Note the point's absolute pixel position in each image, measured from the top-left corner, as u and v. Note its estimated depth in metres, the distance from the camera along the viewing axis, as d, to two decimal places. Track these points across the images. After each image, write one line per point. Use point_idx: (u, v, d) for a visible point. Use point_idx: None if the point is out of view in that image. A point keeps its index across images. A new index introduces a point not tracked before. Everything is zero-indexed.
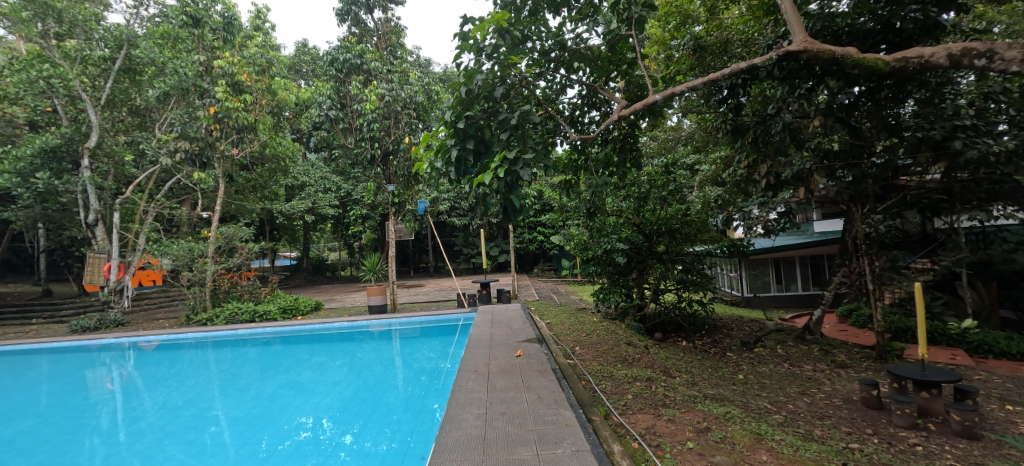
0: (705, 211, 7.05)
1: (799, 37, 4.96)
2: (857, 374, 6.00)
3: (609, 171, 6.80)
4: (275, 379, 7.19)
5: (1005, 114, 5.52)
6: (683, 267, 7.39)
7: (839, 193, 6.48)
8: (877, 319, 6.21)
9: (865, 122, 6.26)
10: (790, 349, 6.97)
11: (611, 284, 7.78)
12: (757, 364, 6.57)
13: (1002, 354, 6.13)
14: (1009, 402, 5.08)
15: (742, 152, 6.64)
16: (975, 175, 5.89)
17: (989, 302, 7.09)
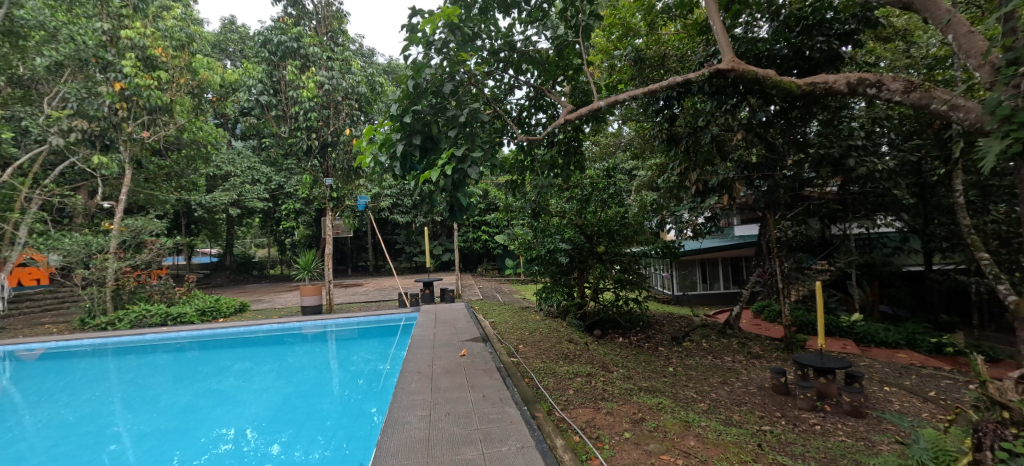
0: (642, 214, 7.48)
1: (728, 57, 5.40)
2: (768, 363, 6.69)
3: (554, 173, 6.91)
4: (191, 389, 6.51)
5: (886, 137, 6.68)
6: (620, 267, 7.68)
7: (756, 201, 7.04)
8: (785, 314, 6.97)
9: (779, 138, 6.97)
10: (713, 343, 7.60)
11: (553, 283, 8.00)
12: (686, 357, 7.10)
13: (881, 343, 7.15)
14: (886, 384, 5.95)
15: (675, 160, 7.13)
16: (865, 188, 6.77)
17: (872, 299, 8.17)
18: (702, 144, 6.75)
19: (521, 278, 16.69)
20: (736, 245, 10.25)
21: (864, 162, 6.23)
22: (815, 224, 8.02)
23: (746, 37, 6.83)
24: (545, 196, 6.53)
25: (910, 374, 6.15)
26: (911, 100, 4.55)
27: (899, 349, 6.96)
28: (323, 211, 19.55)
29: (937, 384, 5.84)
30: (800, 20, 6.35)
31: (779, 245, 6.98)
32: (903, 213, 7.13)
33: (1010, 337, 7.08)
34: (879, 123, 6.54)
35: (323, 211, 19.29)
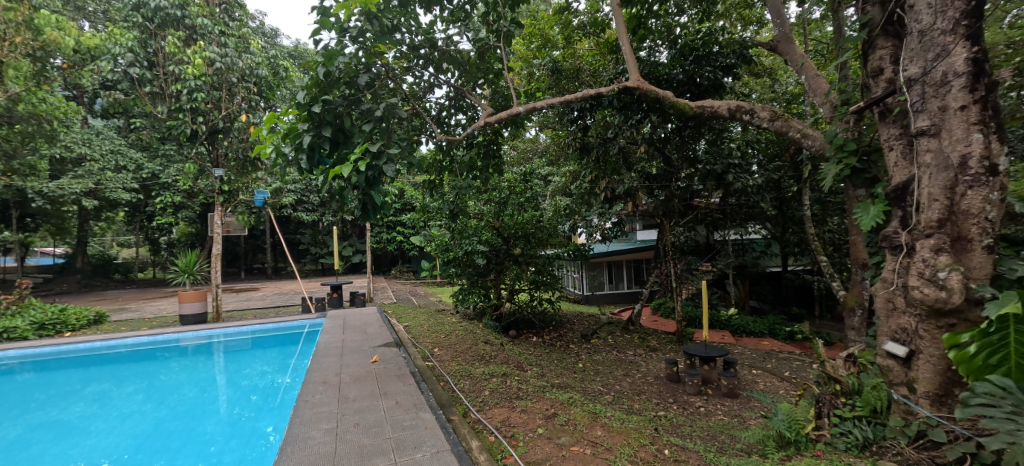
0: (556, 217, 7.80)
1: (636, 76, 5.85)
2: (663, 355, 7.42)
3: (473, 175, 6.90)
4: (20, 420, 5.24)
5: (756, 158, 7.83)
6: (535, 268, 7.90)
7: (655, 208, 7.82)
8: (677, 310, 7.79)
9: (674, 153, 7.65)
10: (617, 338, 8.21)
11: (470, 285, 7.98)
12: (593, 353, 7.54)
13: (750, 332, 8.35)
14: (754, 367, 6.97)
15: (586, 168, 7.54)
16: (739, 200, 7.78)
17: (744, 296, 9.41)
18: (611, 154, 7.25)
19: (436, 279, 16.40)
20: (636, 249, 11.16)
21: (740, 178, 7.24)
22: (702, 230, 9.10)
23: (648, 60, 7.44)
24: (463, 197, 6.48)
25: (772, 358, 7.26)
26: (774, 128, 4.81)
27: (763, 337, 8.19)
28: (212, 204, 17.43)
29: (792, 365, 6.98)
30: (692, 49, 7.11)
31: (673, 249, 7.82)
32: (767, 222, 8.45)
33: (839, 324, 8.98)
34: (750, 145, 7.62)
35: (212, 204, 17.27)
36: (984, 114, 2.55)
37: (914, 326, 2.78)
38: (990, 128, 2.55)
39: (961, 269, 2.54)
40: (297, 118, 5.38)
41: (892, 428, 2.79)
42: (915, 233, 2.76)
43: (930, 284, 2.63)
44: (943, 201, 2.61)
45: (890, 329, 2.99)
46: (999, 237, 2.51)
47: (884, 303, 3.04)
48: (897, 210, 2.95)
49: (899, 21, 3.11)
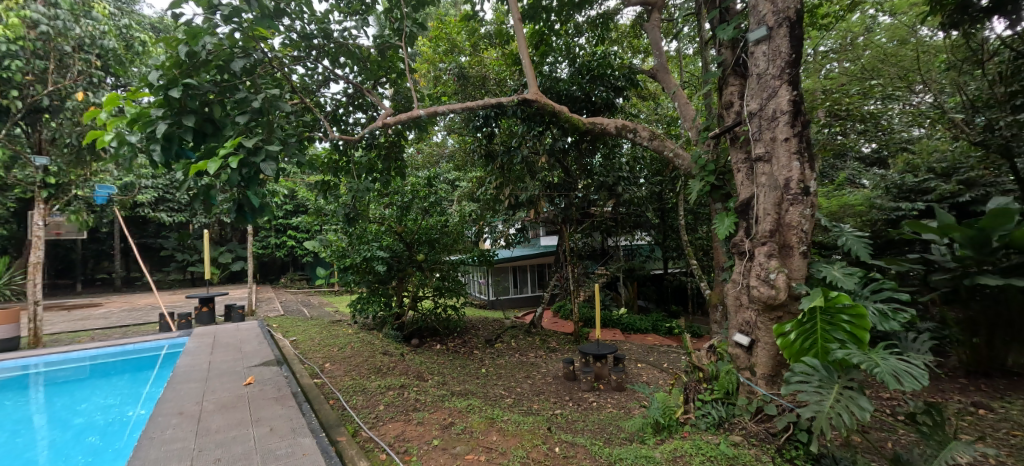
0: (460, 223, 7.84)
1: (534, 89, 6.03)
2: (561, 355, 7.84)
3: (373, 177, 6.64)
4: None
5: (643, 172, 8.63)
6: (440, 274, 7.89)
7: (555, 216, 8.21)
8: (575, 312, 8.26)
9: (573, 165, 8.11)
10: (520, 341, 8.50)
11: (370, 293, 7.72)
12: (497, 357, 7.71)
13: (637, 330, 9.14)
14: (639, 360, 7.61)
15: (492, 175, 7.86)
16: (629, 210, 8.47)
17: (633, 296, 10.34)
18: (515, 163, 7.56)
19: (333, 288, 15.55)
20: (538, 253, 11.60)
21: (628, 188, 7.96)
22: (597, 236, 9.76)
23: (549, 74, 7.78)
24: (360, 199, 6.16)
25: (654, 351, 7.98)
26: (652, 146, 5.24)
27: (648, 333, 9.01)
28: (32, 200, 14.63)
29: (670, 356, 7.78)
30: (589, 68, 7.62)
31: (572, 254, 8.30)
32: (652, 230, 9.32)
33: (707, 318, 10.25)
34: (638, 159, 8.51)
35: (29, 201, 14.60)
36: (801, 146, 2.95)
37: (753, 317, 3.06)
38: (807, 157, 2.94)
39: (785, 271, 2.88)
40: (152, 103, 3.98)
41: (739, 406, 2.99)
42: (753, 242, 3.08)
43: (763, 284, 2.91)
44: (773, 216, 2.96)
45: (735, 324, 3.25)
46: (812, 246, 2.90)
47: (733, 300, 3.29)
48: (742, 222, 3.35)
49: (744, 64, 3.64)
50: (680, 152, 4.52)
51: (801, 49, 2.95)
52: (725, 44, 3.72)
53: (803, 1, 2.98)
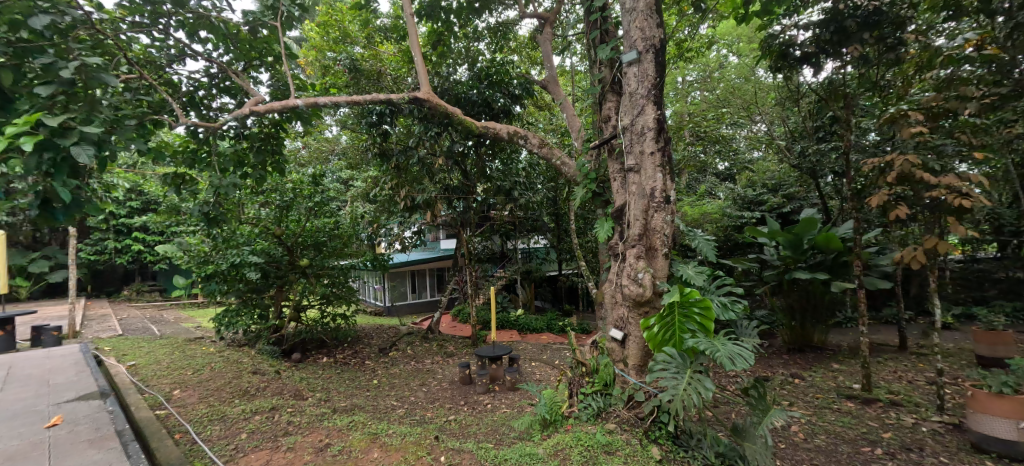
0: (352, 225, 7.35)
1: (424, 89, 5.56)
2: (458, 359, 7.57)
3: (242, 173, 5.52)
4: None
5: (539, 179, 8.97)
6: (329, 280, 7.31)
7: (453, 219, 8.13)
8: (472, 315, 8.20)
9: (472, 168, 8.01)
10: (417, 348, 8.13)
11: (240, 305, 6.82)
12: (390, 367, 7.01)
13: (533, 330, 9.42)
14: (533, 358, 7.57)
15: (387, 175, 7.70)
16: (525, 214, 8.60)
17: (530, 298, 10.71)
18: (411, 164, 7.41)
19: (199, 302, 13.71)
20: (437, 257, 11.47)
21: (524, 193, 8.13)
22: (496, 240, 9.94)
23: (448, 76, 7.64)
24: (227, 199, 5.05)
25: (546, 350, 8.15)
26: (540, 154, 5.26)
27: (543, 333, 9.30)
28: None
29: (560, 351, 8.11)
30: (487, 74, 7.61)
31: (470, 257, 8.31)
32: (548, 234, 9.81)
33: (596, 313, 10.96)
34: (534, 167, 8.79)
35: None
36: (664, 160, 3.29)
37: (626, 314, 3.30)
38: (668, 169, 3.30)
39: (650, 271, 3.17)
40: None
41: (614, 395, 3.19)
42: (626, 244, 3.37)
43: (633, 282, 3.18)
44: (641, 221, 3.25)
45: (612, 320, 3.49)
46: (672, 247, 3.24)
47: (609, 297, 3.59)
48: (618, 226, 3.65)
49: (620, 82, 3.99)
50: (566, 160, 4.76)
51: (664, 73, 3.32)
52: (604, 63, 4.06)
53: (667, 32, 3.37)
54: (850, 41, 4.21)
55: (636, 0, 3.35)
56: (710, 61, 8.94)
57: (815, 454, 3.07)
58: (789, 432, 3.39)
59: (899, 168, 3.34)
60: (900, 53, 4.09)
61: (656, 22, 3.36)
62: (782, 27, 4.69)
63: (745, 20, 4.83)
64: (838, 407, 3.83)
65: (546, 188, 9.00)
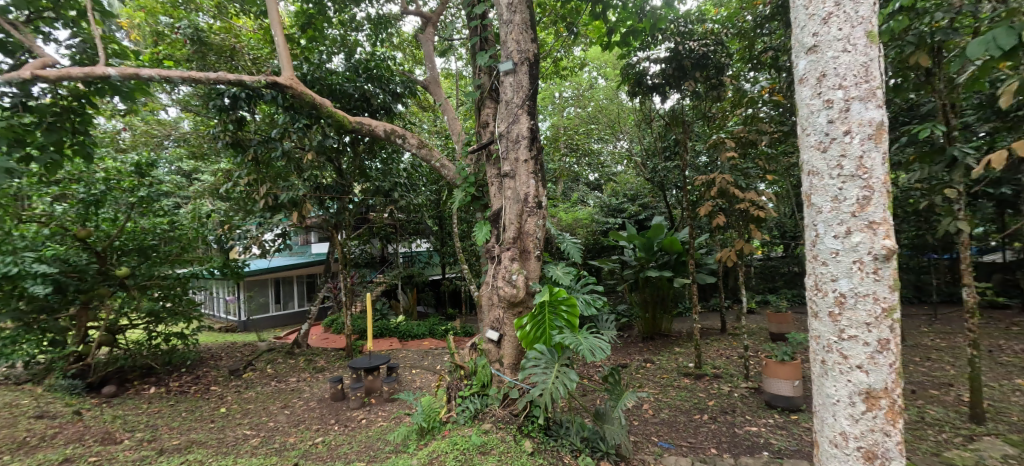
0: (196, 226, 5.81)
1: (287, 73, 4.76)
2: (330, 374, 6.38)
3: (17, 155, 3.81)
4: None
5: (423, 181, 8.53)
6: (161, 294, 5.66)
7: (324, 222, 6.97)
8: (347, 325, 7.01)
9: (346, 165, 7.08)
10: (278, 366, 6.68)
11: (15, 327, 4.72)
12: (244, 391, 5.64)
13: (414, 336, 8.59)
14: (413, 365, 6.56)
15: (242, 169, 6.38)
16: (409, 216, 8.30)
17: (413, 303, 10.07)
18: (274, 157, 6.32)
19: None
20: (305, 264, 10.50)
21: (405, 196, 7.54)
22: (377, 243, 9.47)
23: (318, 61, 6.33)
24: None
25: (429, 355, 7.11)
26: (421, 155, 4.78)
27: (424, 338, 8.50)
28: None
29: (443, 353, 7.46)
30: (367, 67, 6.56)
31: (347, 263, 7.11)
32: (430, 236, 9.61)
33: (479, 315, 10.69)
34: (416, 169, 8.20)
35: None
36: (536, 167, 3.49)
37: (501, 315, 3.42)
38: (540, 176, 3.50)
39: (524, 272, 3.32)
40: None
41: (490, 395, 3.26)
42: (501, 247, 3.48)
43: (507, 284, 3.29)
44: (516, 224, 3.41)
45: (489, 321, 3.57)
46: (543, 250, 3.45)
47: (485, 299, 3.67)
48: (494, 230, 3.72)
49: (497, 89, 4.07)
50: (445, 162, 4.63)
51: (536, 85, 3.53)
52: (482, 70, 4.11)
53: (539, 47, 3.56)
54: (686, 77, 4.88)
55: (512, 12, 3.49)
56: (580, 81, 9.65)
57: (661, 426, 3.50)
58: (641, 409, 3.81)
59: (718, 183, 4.05)
60: (720, 91, 4.96)
61: (530, 37, 3.54)
62: (637, 58, 5.17)
63: (609, 46, 5.31)
64: (680, 384, 4.42)
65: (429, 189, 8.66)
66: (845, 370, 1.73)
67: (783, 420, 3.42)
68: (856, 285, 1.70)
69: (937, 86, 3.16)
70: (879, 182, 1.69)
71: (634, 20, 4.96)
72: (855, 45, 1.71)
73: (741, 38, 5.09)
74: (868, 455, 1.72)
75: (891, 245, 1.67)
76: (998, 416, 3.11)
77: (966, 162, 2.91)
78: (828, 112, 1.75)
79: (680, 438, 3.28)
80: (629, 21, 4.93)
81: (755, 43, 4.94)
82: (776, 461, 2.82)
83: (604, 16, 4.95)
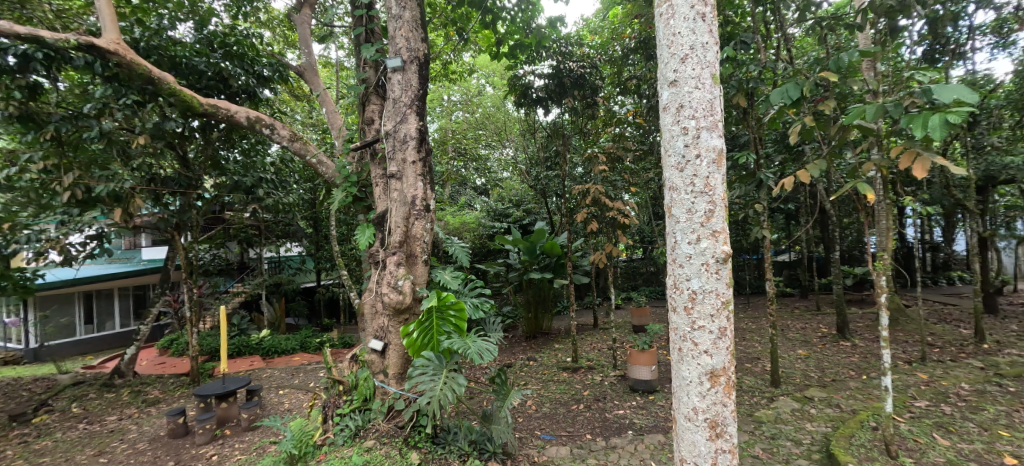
0: None
1: (110, 36, 3.89)
2: (168, 406, 5.00)
3: None
4: None
5: (295, 179, 7.29)
6: None
7: (159, 221, 5.36)
8: (190, 343, 5.66)
9: (192, 154, 5.71)
10: (90, 403, 5.10)
11: None
12: (33, 440, 4.23)
13: (282, 352, 7.14)
14: (282, 386, 5.40)
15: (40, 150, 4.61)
16: (277, 216, 6.91)
17: (280, 315, 8.44)
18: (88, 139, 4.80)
19: None
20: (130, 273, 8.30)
21: (273, 193, 6.17)
22: (234, 247, 8.14)
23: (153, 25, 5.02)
24: None
25: (301, 373, 6.04)
26: (292, 149, 4.24)
27: (293, 355, 7.13)
28: None
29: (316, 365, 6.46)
30: (224, 42, 5.33)
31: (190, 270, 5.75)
32: (303, 240, 8.28)
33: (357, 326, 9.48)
34: (287, 164, 6.80)
35: None
36: (425, 169, 3.39)
37: (386, 323, 3.22)
38: (428, 179, 3.40)
39: (411, 277, 3.18)
40: None
41: (374, 409, 3.04)
42: (385, 251, 3.30)
43: (393, 290, 3.12)
44: (402, 228, 3.25)
45: (372, 330, 3.34)
46: (430, 254, 3.35)
47: (369, 307, 3.42)
48: (378, 234, 3.50)
49: (384, 86, 3.83)
50: (322, 158, 4.19)
51: (426, 86, 3.43)
52: (367, 63, 3.83)
53: (430, 48, 3.48)
54: (566, 93, 5.30)
55: (402, 8, 3.36)
56: (469, 86, 9.51)
57: (543, 420, 3.74)
58: (525, 406, 4.04)
59: (592, 194, 4.60)
60: (595, 110, 5.50)
61: (420, 36, 3.43)
62: (523, 71, 5.38)
63: (497, 56, 5.44)
64: (560, 377, 4.76)
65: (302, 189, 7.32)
66: (695, 355, 1.82)
67: (643, 401, 3.91)
68: (705, 283, 1.81)
69: (749, 123, 4.13)
70: (721, 197, 1.82)
71: (522, 35, 5.15)
72: (704, 82, 1.83)
73: (611, 64, 5.69)
74: (712, 427, 1.81)
75: (728, 250, 1.81)
76: (788, 380, 4.08)
77: (767, 184, 3.80)
78: (685, 138, 1.84)
79: (560, 429, 3.55)
80: (516, 35, 5.12)
81: (623, 70, 5.58)
82: (639, 438, 3.22)
83: (494, 26, 5.08)
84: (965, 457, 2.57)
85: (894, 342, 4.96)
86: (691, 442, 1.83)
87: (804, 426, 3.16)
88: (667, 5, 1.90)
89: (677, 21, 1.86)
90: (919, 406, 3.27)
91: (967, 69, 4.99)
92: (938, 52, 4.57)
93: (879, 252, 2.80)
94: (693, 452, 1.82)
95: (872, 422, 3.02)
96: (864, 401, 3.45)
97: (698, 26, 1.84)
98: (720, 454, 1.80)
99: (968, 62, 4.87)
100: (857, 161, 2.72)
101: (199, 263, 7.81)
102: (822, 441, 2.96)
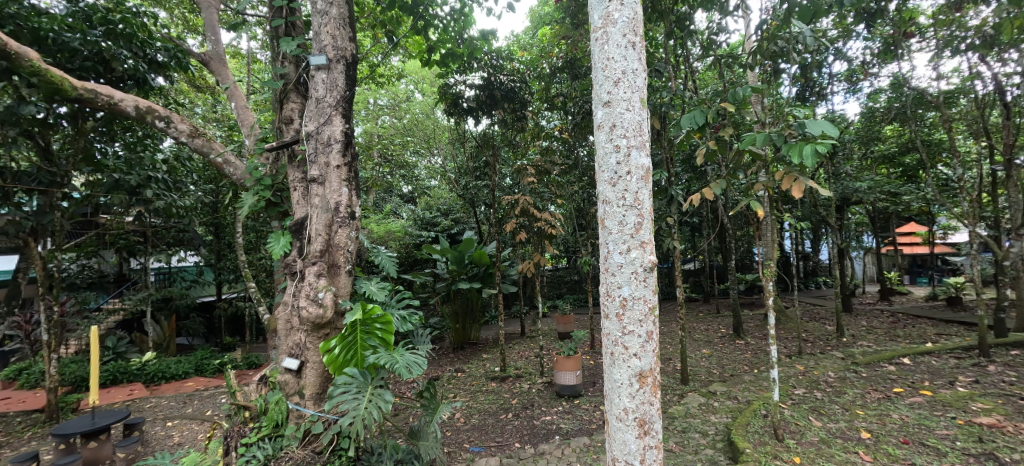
0: None
1: None
2: (13, 452, 4.14)
3: None
4: None
5: (192, 179, 6.43)
6: None
7: (7, 225, 4.42)
8: (47, 373, 4.66)
9: (56, 144, 4.81)
10: None
11: None
12: None
13: (171, 377, 6.23)
14: (169, 418, 4.73)
15: None
16: (167, 222, 6.18)
17: (169, 334, 7.36)
18: None
19: None
20: None
21: (163, 195, 5.41)
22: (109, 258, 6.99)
23: None
24: None
25: (194, 400, 5.34)
26: (192, 145, 3.73)
27: (182, 380, 6.25)
28: None
29: (210, 390, 5.73)
30: (106, 19, 4.60)
31: (51, 285, 4.82)
32: (201, 248, 7.32)
33: (263, 344, 8.60)
34: (183, 163, 5.95)
35: None
36: (350, 175, 3.21)
37: (303, 339, 2.98)
38: (353, 185, 3.22)
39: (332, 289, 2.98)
40: None
41: (286, 436, 2.76)
42: (305, 261, 3.06)
43: (311, 304, 2.89)
44: (324, 236, 3.03)
45: (286, 348, 3.08)
46: (355, 264, 3.17)
47: (284, 323, 3.14)
48: (295, 242, 3.24)
49: (305, 83, 3.56)
50: (230, 157, 3.77)
51: (352, 88, 3.28)
52: (287, 58, 3.54)
53: (358, 48, 3.34)
54: (496, 106, 5.47)
55: (329, 4, 3.18)
56: (397, 90, 9.19)
57: (472, 432, 3.72)
58: (454, 419, 3.99)
59: (522, 204, 4.84)
60: (525, 123, 5.69)
61: (347, 35, 3.27)
62: (454, 80, 5.46)
63: (429, 63, 5.30)
64: (488, 388, 4.75)
65: (201, 190, 6.48)
66: (625, 359, 1.75)
67: (569, 405, 4.03)
68: (635, 290, 1.75)
69: (664, 144, 4.58)
70: (650, 210, 1.77)
71: (454, 45, 5.12)
72: (636, 105, 1.79)
73: (540, 80, 5.88)
74: (641, 426, 1.74)
75: (654, 261, 1.77)
76: (695, 377, 4.51)
77: (677, 200, 4.27)
78: (617, 155, 1.78)
79: (489, 439, 3.56)
80: (448, 44, 5.07)
81: (551, 87, 5.79)
82: (565, 443, 3.32)
83: (425, 32, 4.90)
84: (833, 435, 3.02)
85: (778, 339, 5.71)
86: (621, 443, 1.76)
87: (708, 418, 3.50)
88: (601, 29, 1.84)
89: (611, 47, 1.80)
90: (798, 393, 3.79)
91: (827, 108, 6.00)
92: (808, 92, 5.44)
93: (766, 260, 3.30)
94: (624, 452, 1.74)
95: (763, 410, 3.44)
96: (756, 392, 3.92)
97: (631, 51, 1.80)
98: (649, 452, 1.74)
99: (829, 102, 5.86)
100: (750, 183, 3.15)
101: (62, 275, 6.45)
102: (724, 430, 3.30)
